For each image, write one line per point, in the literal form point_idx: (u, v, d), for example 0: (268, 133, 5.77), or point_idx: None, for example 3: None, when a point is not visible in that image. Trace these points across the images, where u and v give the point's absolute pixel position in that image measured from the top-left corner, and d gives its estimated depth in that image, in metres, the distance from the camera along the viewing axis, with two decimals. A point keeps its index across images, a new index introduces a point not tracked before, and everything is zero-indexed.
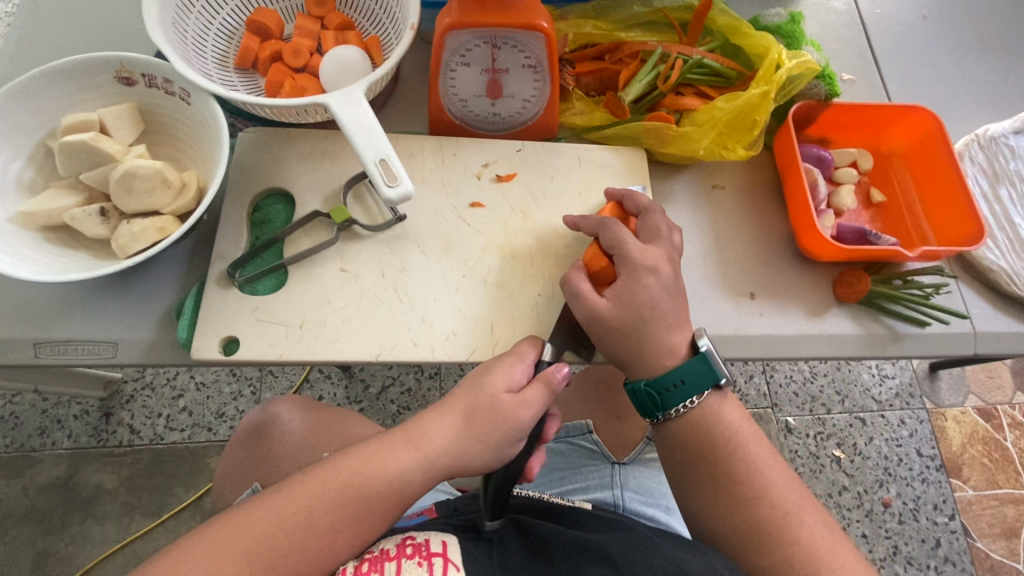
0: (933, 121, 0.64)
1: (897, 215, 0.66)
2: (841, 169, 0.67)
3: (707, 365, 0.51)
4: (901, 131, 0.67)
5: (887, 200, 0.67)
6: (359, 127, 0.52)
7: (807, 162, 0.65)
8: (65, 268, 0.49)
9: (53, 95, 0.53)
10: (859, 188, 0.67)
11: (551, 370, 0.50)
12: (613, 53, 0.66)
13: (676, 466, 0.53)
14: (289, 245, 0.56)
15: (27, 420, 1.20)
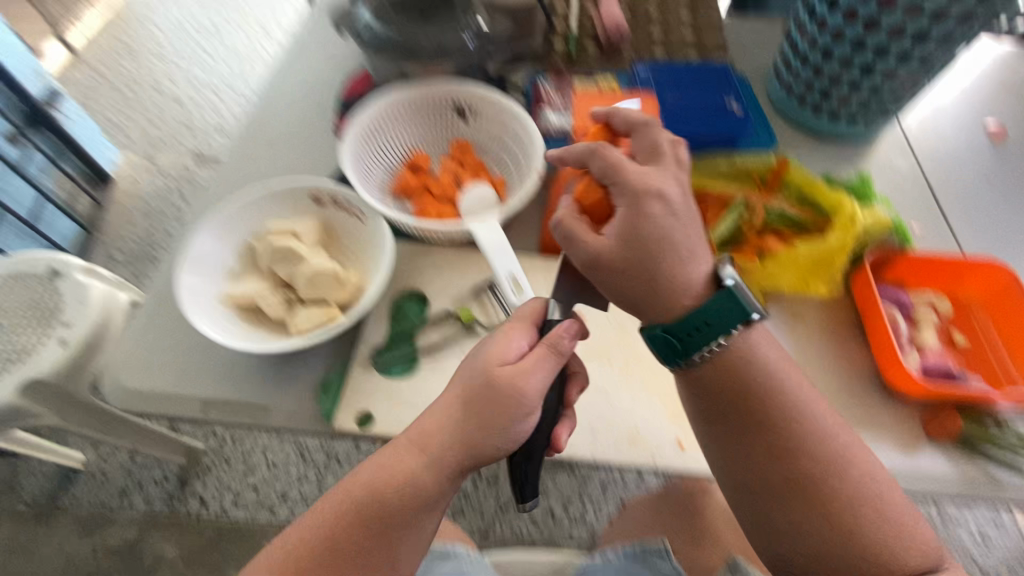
0: (1010, 275, 0.69)
1: (981, 357, 0.69)
2: (921, 311, 0.71)
3: (736, 300, 0.54)
4: (978, 282, 0.72)
5: (970, 343, 0.70)
6: (494, 247, 0.64)
7: (886, 301, 0.70)
8: (251, 339, 0.61)
9: (267, 209, 0.69)
10: (942, 328, 0.71)
11: (556, 331, 0.52)
12: (700, 198, 0.77)
13: (710, 420, 0.56)
14: (421, 338, 0.66)
15: (113, 479, 1.30)
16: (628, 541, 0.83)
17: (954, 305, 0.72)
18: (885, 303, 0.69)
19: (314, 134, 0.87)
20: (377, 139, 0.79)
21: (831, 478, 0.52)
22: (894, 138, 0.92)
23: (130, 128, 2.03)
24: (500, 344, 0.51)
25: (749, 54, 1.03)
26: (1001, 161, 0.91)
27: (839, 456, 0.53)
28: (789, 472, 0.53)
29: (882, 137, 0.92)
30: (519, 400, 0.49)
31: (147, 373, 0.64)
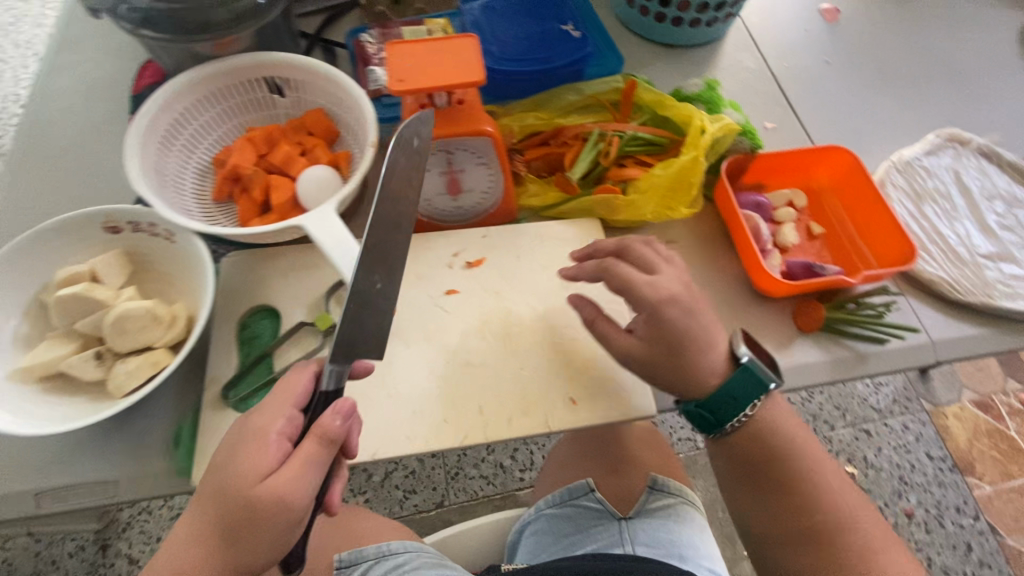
0: (851, 157, 0.71)
1: (839, 242, 0.72)
2: (779, 210, 0.73)
3: (753, 373, 0.55)
4: (827, 168, 0.74)
5: (827, 230, 0.73)
6: (334, 243, 0.56)
7: (746, 208, 0.70)
8: (65, 415, 0.51)
9: (47, 252, 0.57)
10: (801, 223, 0.73)
11: (325, 424, 0.47)
12: (557, 137, 0.73)
13: (737, 480, 0.59)
14: (279, 358, 0.59)
15: (20, 567, 1.12)
16: (555, 490, 0.90)
17: (809, 198, 0.75)
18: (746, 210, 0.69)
19: (107, 147, 0.72)
20: (177, 135, 0.66)
21: (797, 507, 0.55)
22: (739, 36, 0.91)
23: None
24: (251, 457, 0.46)
25: None
26: (837, 44, 0.93)
27: (844, 518, 0.55)
28: (776, 523, 0.56)
29: (729, 35, 0.90)
30: (287, 506, 0.45)
31: None
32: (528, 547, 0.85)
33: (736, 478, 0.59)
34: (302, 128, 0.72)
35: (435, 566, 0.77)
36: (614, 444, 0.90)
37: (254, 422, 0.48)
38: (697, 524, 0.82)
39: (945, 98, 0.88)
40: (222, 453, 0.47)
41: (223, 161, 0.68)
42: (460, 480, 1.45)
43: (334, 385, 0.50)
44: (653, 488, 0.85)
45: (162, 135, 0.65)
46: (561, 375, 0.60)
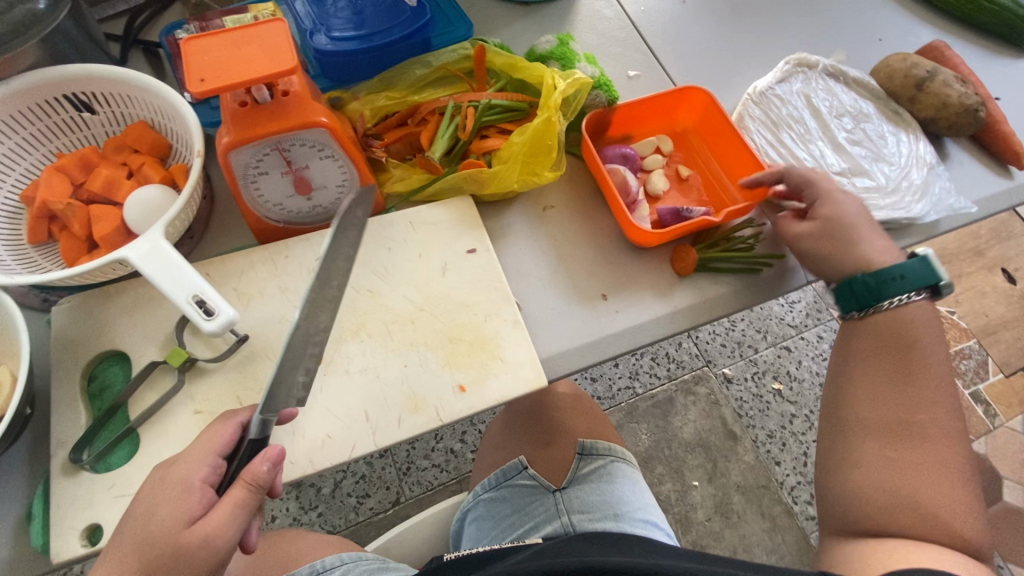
0: (705, 94, 0.72)
1: (706, 181, 0.74)
2: (647, 158, 0.73)
3: (931, 266, 0.58)
4: (688, 108, 0.75)
5: (695, 171, 0.75)
6: (165, 270, 0.51)
7: (614, 163, 0.70)
8: None
9: None
10: (670, 168, 0.75)
11: (250, 469, 0.46)
12: (413, 116, 0.70)
13: (887, 357, 0.58)
14: (135, 405, 0.54)
15: None
16: (491, 472, 0.89)
17: (674, 141, 0.76)
18: (613, 165, 0.69)
19: None
20: None
21: (917, 403, 0.56)
22: None
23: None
24: (172, 507, 0.45)
25: None
26: None
27: (929, 438, 0.55)
28: (872, 420, 0.56)
29: None
30: (208, 553, 0.44)
31: None
32: (471, 534, 0.85)
33: (889, 357, 0.58)
34: (123, 146, 0.64)
35: (379, 570, 0.78)
36: (541, 416, 0.91)
37: (174, 470, 0.47)
38: (631, 479, 0.86)
39: (794, 23, 0.90)
40: (143, 503, 0.46)
41: (32, 198, 0.60)
42: (413, 472, 1.43)
43: (260, 434, 0.49)
44: (582, 454, 0.87)
45: None
46: (448, 363, 0.58)
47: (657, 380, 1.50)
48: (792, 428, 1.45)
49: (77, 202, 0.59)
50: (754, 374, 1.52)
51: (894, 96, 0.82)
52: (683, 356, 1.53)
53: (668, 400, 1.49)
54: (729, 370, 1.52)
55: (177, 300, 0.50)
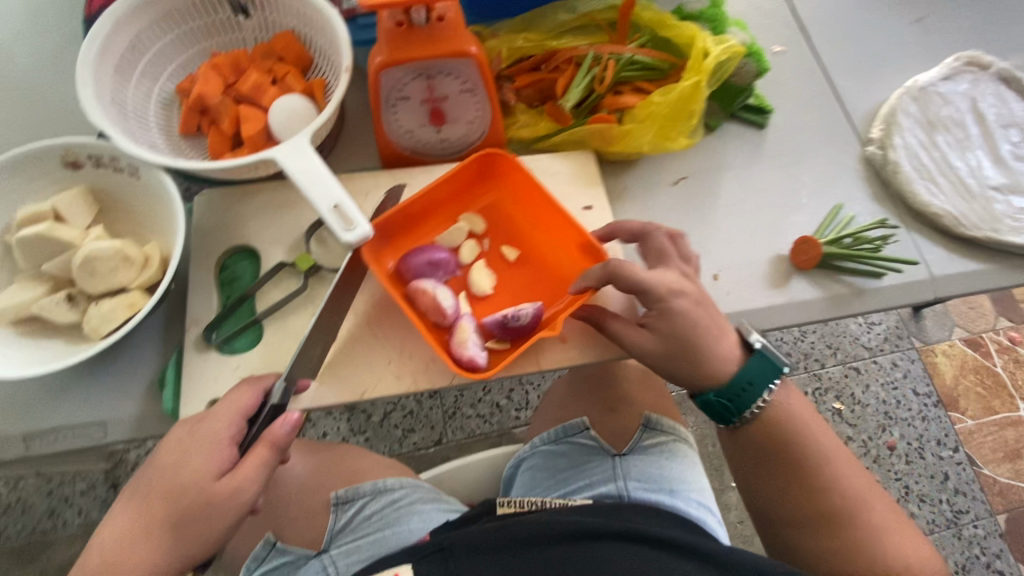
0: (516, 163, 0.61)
1: (543, 263, 0.62)
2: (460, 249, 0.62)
3: (769, 361, 0.56)
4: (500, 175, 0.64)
5: (527, 250, 0.63)
6: (309, 177, 0.53)
7: (420, 275, 0.59)
8: (40, 358, 0.50)
9: (6, 190, 0.53)
10: (492, 254, 0.63)
11: (276, 425, 0.48)
12: (548, 62, 0.68)
13: (751, 458, 0.57)
14: (260, 299, 0.57)
15: (35, 505, 1.16)
16: (552, 427, 0.91)
17: (487, 214, 0.64)
18: (420, 282, 0.58)
19: (61, 78, 0.67)
20: (133, 61, 0.61)
21: (824, 479, 0.54)
22: None
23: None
24: (201, 461, 0.46)
25: None
26: None
27: (857, 500, 0.54)
28: (792, 512, 0.55)
29: None
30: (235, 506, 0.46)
31: None
32: (523, 481, 0.88)
33: (754, 464, 0.57)
34: (271, 54, 0.66)
35: (433, 500, 0.80)
36: (608, 384, 0.91)
37: (204, 427, 0.48)
38: (689, 461, 0.85)
39: (967, 16, 0.81)
40: (173, 457, 0.47)
41: (187, 91, 0.63)
42: (458, 418, 1.46)
43: (280, 400, 0.51)
44: (646, 427, 0.86)
45: (116, 62, 0.59)
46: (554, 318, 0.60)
47: None
48: None
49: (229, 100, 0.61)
50: None
51: None
52: None
53: None
54: None
55: (314, 202, 0.52)
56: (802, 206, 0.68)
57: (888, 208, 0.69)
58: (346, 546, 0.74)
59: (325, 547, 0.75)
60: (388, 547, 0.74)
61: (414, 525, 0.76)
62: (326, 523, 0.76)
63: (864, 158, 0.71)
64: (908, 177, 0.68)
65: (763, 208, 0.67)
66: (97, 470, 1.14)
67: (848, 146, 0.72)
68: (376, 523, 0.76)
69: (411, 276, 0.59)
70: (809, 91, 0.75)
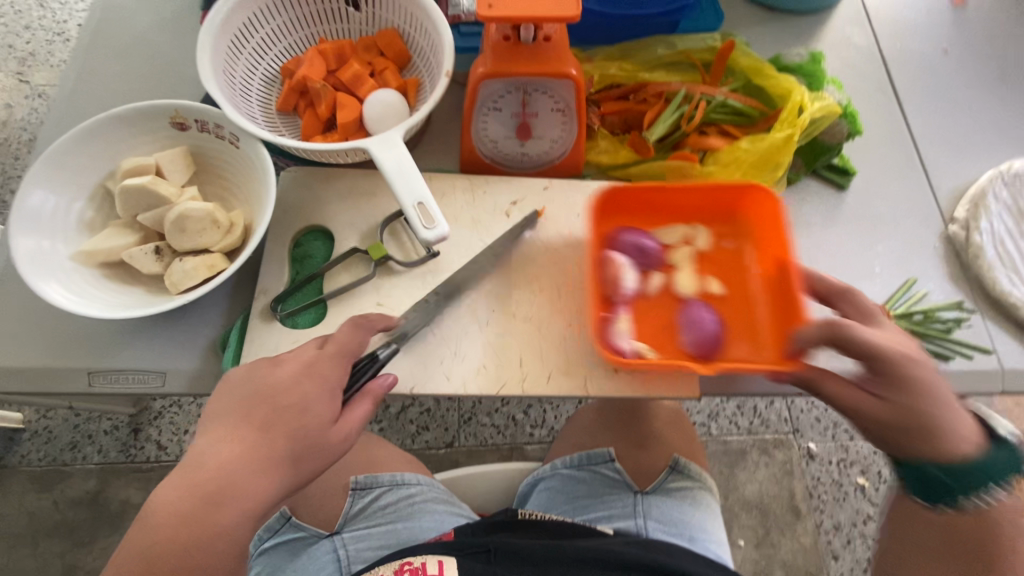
0: (773, 197, 0.59)
1: (740, 308, 0.61)
2: (671, 250, 0.64)
3: (1009, 449, 0.50)
4: (748, 212, 0.63)
5: (729, 287, 0.62)
6: (398, 171, 0.54)
7: (625, 250, 0.62)
8: (120, 302, 0.52)
9: (115, 140, 0.56)
10: (710, 271, 0.63)
11: (376, 381, 0.51)
12: (637, 93, 0.68)
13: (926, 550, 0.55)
14: (327, 280, 0.59)
15: (60, 435, 1.21)
16: (574, 452, 0.88)
17: (722, 237, 0.65)
18: (617, 254, 0.61)
19: (179, 45, 0.72)
20: (248, 37, 0.64)
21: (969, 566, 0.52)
22: (852, 9, 0.85)
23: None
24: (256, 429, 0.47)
25: None
26: (961, 34, 0.86)
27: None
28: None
29: (841, 7, 0.85)
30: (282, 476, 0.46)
31: (15, 346, 0.56)
32: (539, 501, 0.86)
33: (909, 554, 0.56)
34: (373, 48, 0.68)
35: (445, 503, 0.78)
36: (639, 420, 0.89)
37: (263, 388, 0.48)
38: (712, 512, 0.83)
39: None
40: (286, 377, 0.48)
41: (291, 72, 0.66)
42: (472, 424, 1.41)
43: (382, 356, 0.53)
44: (673, 469, 0.84)
45: (234, 36, 0.62)
46: None
47: (737, 429, 1.33)
48: (864, 530, 1.26)
49: (330, 86, 0.64)
50: (841, 461, 1.32)
51: None
52: (771, 416, 1.35)
53: (741, 452, 1.33)
54: (814, 447, 1.32)
55: (396, 189, 0.54)
56: (873, 273, 0.66)
57: (964, 290, 0.66)
58: (358, 531, 0.75)
59: (337, 529, 0.75)
60: (398, 539, 0.73)
61: (426, 524, 0.74)
62: (343, 505, 0.76)
63: (945, 235, 0.69)
64: (989, 263, 0.66)
65: (836, 270, 0.66)
66: (124, 413, 1.18)
67: (929, 221, 0.70)
68: (390, 515, 0.76)
69: (614, 247, 0.62)
70: (896, 160, 0.74)
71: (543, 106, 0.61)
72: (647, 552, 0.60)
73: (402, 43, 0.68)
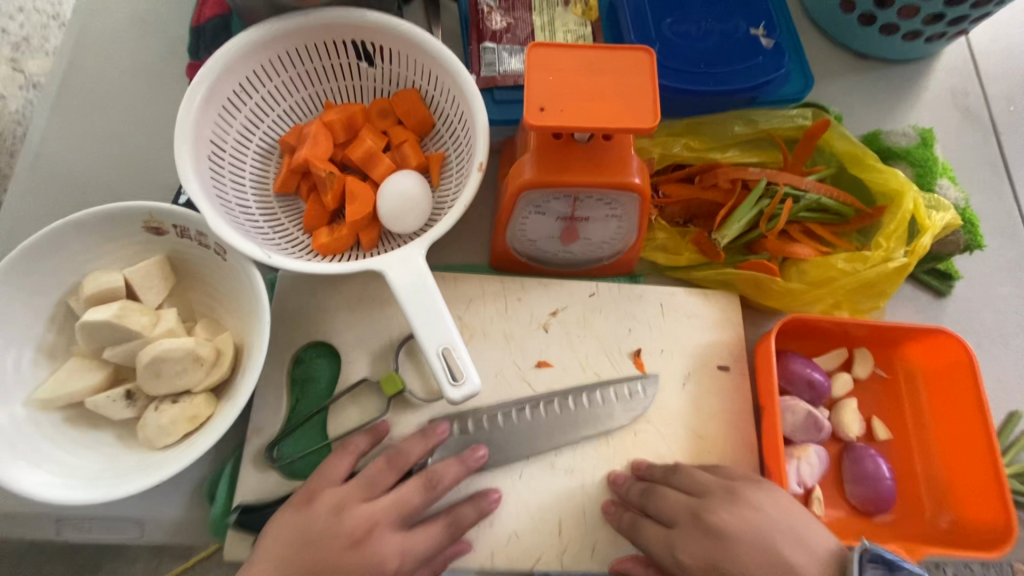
0: (964, 351, 0.50)
1: (910, 453, 0.52)
2: (835, 381, 0.54)
3: None
4: (924, 346, 0.53)
5: (900, 427, 0.53)
6: (419, 306, 0.44)
7: (794, 390, 0.52)
8: (86, 461, 0.43)
9: (77, 251, 0.46)
10: (863, 403, 0.54)
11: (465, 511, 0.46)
12: (705, 175, 0.56)
13: None
14: (332, 415, 0.50)
15: None
16: None
17: (875, 363, 0.55)
18: (791, 400, 0.51)
19: (168, 102, 0.62)
20: (240, 106, 0.53)
21: None
22: (957, 59, 0.72)
23: None
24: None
25: None
26: None
27: None
28: None
29: (944, 57, 0.71)
30: None
31: None
32: None
33: None
34: (389, 113, 0.57)
35: None
36: None
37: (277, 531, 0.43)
38: None
39: None
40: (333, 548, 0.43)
41: (291, 147, 0.55)
42: None
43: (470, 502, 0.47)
44: None
45: (223, 109, 0.51)
46: None
47: None
48: None
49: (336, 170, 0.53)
50: None
51: None
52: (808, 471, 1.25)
53: None
54: None
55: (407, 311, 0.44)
56: None
57: None
58: None
59: None
60: None
61: None
62: None
63: None
64: None
65: None
66: None
67: None
68: None
69: (781, 383, 0.52)
70: (1007, 258, 0.62)
71: (596, 210, 0.49)
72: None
73: (425, 106, 0.56)
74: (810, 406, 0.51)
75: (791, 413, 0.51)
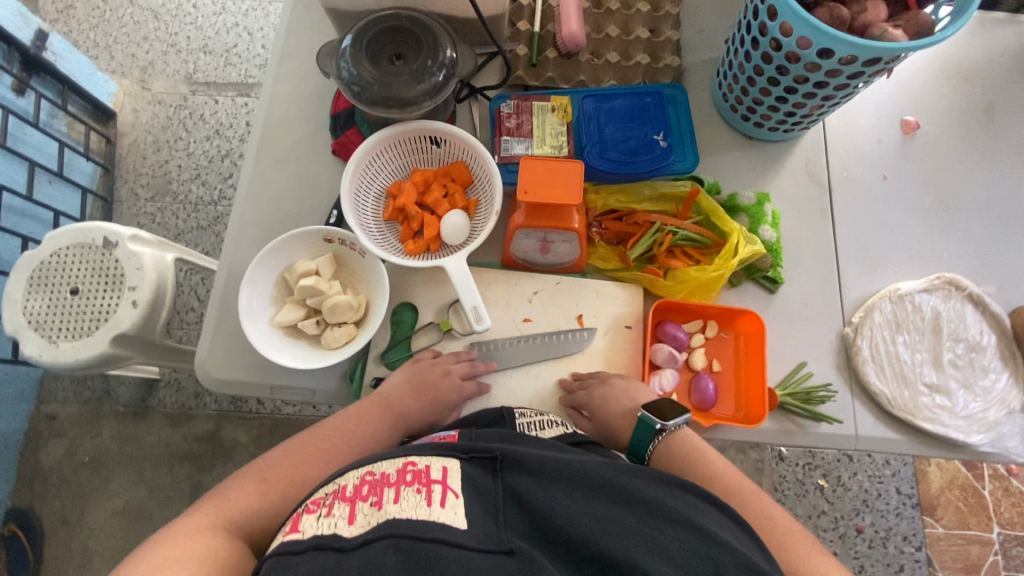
0: (760, 323, 0.90)
1: (730, 380, 0.94)
2: (693, 337, 0.95)
3: (643, 423, 0.81)
4: (745, 321, 0.94)
5: (728, 366, 0.95)
6: (462, 284, 0.87)
7: (666, 340, 0.94)
8: (298, 352, 0.89)
9: (292, 249, 0.91)
10: (710, 351, 0.95)
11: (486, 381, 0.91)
12: (628, 217, 0.98)
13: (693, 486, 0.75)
14: (414, 340, 0.94)
15: (186, 386, 1.74)
16: None
17: (720, 329, 0.96)
18: (663, 345, 0.93)
19: (317, 160, 1.06)
20: (368, 171, 0.97)
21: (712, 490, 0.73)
22: (815, 138, 1.10)
23: (109, 47, 1.93)
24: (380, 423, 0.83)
25: (701, 41, 1.13)
26: (904, 163, 1.09)
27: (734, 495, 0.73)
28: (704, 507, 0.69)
29: (805, 138, 1.09)
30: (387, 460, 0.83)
31: (229, 364, 0.95)
32: None
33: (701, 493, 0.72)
34: (449, 174, 1.00)
35: None
36: None
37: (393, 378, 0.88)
38: None
39: (967, 238, 1.05)
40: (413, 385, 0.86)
41: (394, 194, 0.98)
42: None
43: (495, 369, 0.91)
44: None
45: (361, 174, 0.95)
46: None
47: None
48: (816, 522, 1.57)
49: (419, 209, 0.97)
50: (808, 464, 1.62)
51: (1017, 339, 0.96)
52: None
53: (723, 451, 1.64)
54: (785, 451, 1.63)
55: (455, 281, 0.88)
56: (780, 358, 0.96)
57: (844, 377, 0.95)
58: None
59: None
60: None
61: None
62: None
63: (841, 334, 0.97)
64: (862, 360, 0.94)
65: None
66: None
67: (831, 322, 0.98)
68: None
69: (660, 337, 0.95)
70: (818, 271, 1.01)
71: (557, 238, 0.91)
72: (629, 516, 0.55)
73: (469, 172, 0.99)
74: (673, 349, 0.93)
75: (661, 352, 0.93)
